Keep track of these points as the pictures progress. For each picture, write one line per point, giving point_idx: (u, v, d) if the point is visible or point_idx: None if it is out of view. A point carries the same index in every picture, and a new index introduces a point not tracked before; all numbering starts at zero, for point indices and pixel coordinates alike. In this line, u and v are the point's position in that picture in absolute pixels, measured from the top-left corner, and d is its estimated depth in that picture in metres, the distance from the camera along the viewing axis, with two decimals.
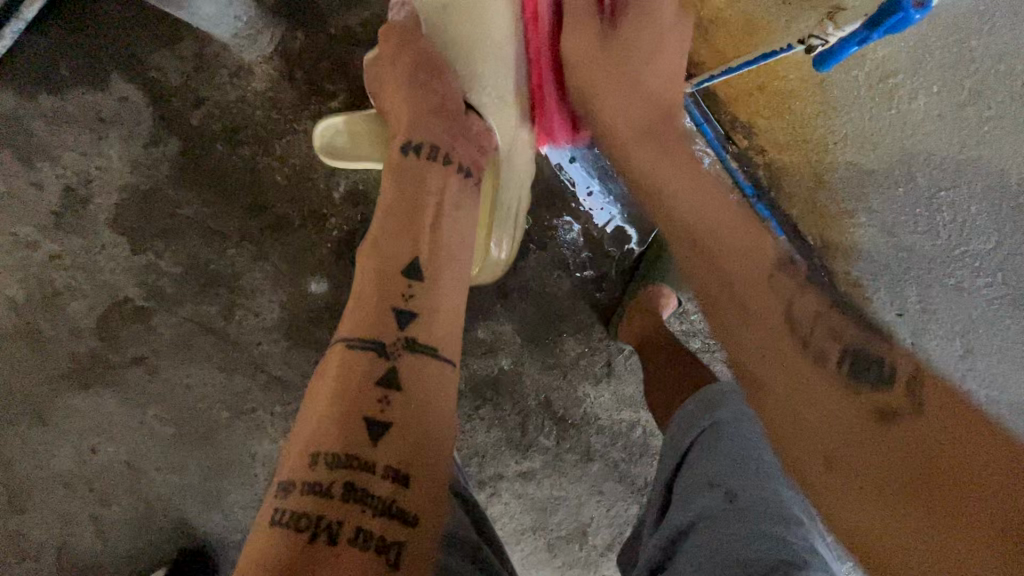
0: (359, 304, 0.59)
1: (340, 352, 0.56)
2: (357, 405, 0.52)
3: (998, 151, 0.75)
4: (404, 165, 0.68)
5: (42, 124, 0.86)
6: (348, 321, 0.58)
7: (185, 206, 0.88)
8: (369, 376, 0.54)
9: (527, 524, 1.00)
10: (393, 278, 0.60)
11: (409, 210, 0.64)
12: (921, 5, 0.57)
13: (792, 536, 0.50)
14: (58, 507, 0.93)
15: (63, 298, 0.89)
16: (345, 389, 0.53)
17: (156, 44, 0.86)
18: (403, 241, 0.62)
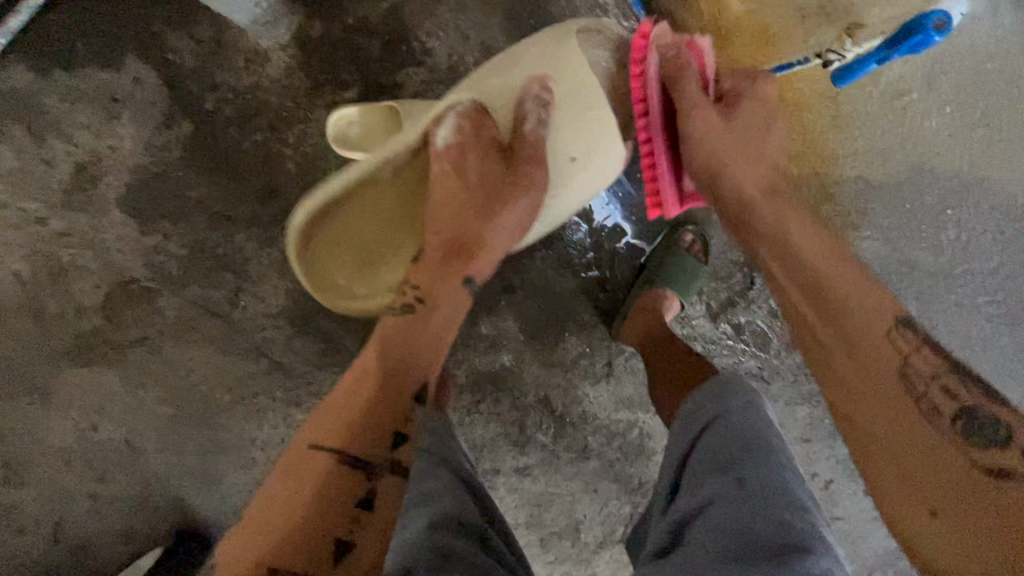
0: (345, 415, 0.60)
1: (319, 453, 0.58)
2: (329, 511, 0.55)
3: (1007, 171, 0.76)
4: (444, 274, 0.68)
5: (55, 101, 0.86)
6: (332, 430, 0.59)
7: (196, 189, 0.89)
8: (347, 494, 0.56)
9: (521, 518, 1.02)
10: (400, 398, 0.62)
11: (423, 342, 0.66)
12: (940, 27, 0.61)
13: (800, 518, 0.50)
14: (56, 483, 0.94)
15: (69, 275, 0.90)
16: (325, 490, 0.56)
17: (173, 26, 0.86)
18: (408, 366, 0.64)
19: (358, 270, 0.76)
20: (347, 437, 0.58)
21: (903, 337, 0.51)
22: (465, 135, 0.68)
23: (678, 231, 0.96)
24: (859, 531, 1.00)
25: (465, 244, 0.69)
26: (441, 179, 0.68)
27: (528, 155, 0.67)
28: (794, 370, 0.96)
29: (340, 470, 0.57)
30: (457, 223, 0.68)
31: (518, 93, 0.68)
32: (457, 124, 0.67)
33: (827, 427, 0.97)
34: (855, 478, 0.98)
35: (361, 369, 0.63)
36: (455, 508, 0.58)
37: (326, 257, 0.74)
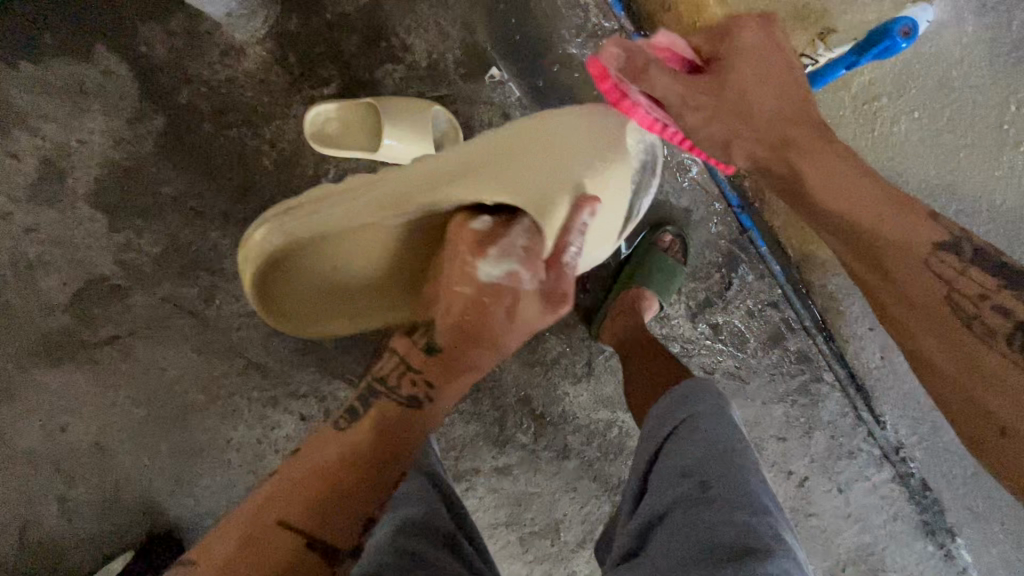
0: (331, 488, 0.51)
1: (281, 531, 0.49)
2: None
3: (971, 176, 0.77)
4: (451, 375, 0.58)
5: (21, 92, 0.83)
6: (305, 503, 0.50)
7: (169, 185, 0.87)
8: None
9: (501, 518, 1.01)
10: (380, 480, 0.53)
11: (417, 425, 0.57)
12: (906, 34, 0.68)
13: (758, 521, 0.51)
14: (23, 486, 0.91)
15: (36, 272, 0.87)
16: (282, 567, 0.48)
17: (145, 18, 0.83)
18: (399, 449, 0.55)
19: (331, 315, 0.68)
20: (319, 518, 0.49)
21: (942, 262, 0.55)
22: (494, 242, 0.56)
23: (657, 231, 0.95)
24: (832, 528, 1.02)
25: (470, 351, 0.57)
26: (461, 287, 0.56)
27: (559, 286, 0.60)
28: (770, 369, 0.98)
29: (301, 553, 0.48)
30: (468, 327, 0.57)
31: (568, 202, 0.61)
32: (494, 229, 0.57)
33: (802, 425, 0.99)
34: (828, 476, 1.00)
35: (350, 434, 0.54)
36: (424, 513, 0.58)
37: (296, 294, 0.64)
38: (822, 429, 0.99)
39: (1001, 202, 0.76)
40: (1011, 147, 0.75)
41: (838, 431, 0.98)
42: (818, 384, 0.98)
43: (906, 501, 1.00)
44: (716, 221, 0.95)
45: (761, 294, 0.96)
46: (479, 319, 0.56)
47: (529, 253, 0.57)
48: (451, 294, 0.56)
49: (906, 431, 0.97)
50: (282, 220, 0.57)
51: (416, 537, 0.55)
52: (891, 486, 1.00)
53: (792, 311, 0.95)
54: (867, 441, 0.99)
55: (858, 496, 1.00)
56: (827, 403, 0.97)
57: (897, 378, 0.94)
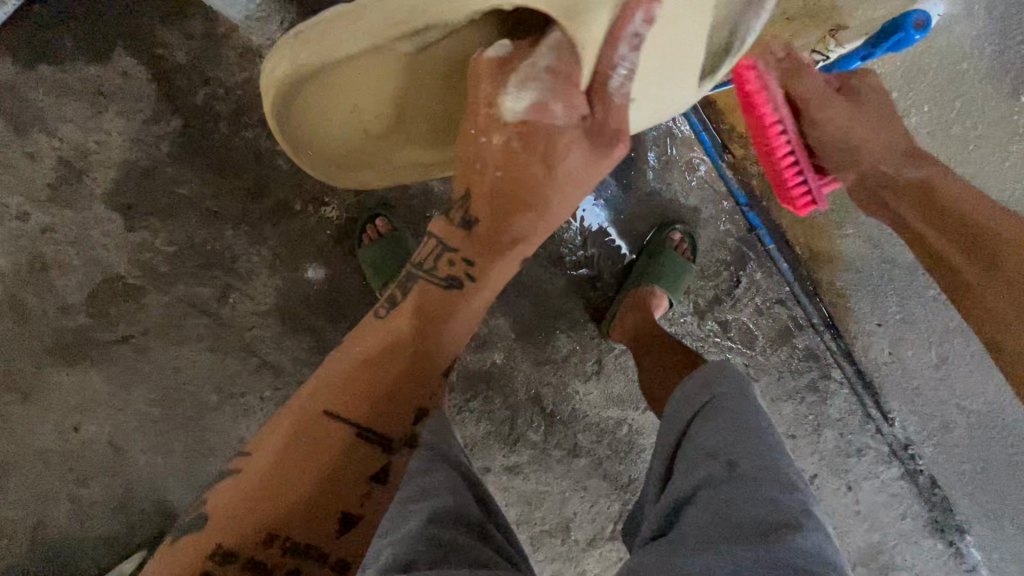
0: (368, 379, 0.50)
1: (328, 420, 0.48)
2: (332, 484, 0.48)
3: (979, 168, 0.79)
4: (495, 251, 0.52)
5: (41, 94, 0.85)
6: (348, 394, 0.49)
7: (184, 185, 0.88)
8: (361, 470, 0.49)
9: (511, 517, 1.02)
10: (420, 376, 0.51)
11: (460, 299, 0.53)
12: (920, 26, 0.65)
13: (788, 498, 0.52)
14: (36, 485, 0.92)
15: (52, 272, 0.88)
16: (332, 465, 0.48)
17: (163, 22, 0.85)
18: (450, 314, 0.53)
19: (384, 176, 0.63)
20: (365, 410, 0.49)
21: None
22: (546, 123, 0.47)
23: (666, 230, 0.97)
24: (842, 526, 1.02)
25: (522, 206, 0.50)
26: (491, 168, 0.49)
27: (610, 124, 0.49)
28: (779, 366, 0.98)
29: (353, 441, 0.48)
30: (513, 188, 0.50)
31: (608, 19, 0.43)
32: (528, 88, 0.46)
33: (810, 423, 1.00)
34: (838, 473, 1.00)
35: (383, 331, 0.52)
36: (454, 503, 0.58)
37: (326, 123, 0.52)
38: (830, 426, 0.99)
39: (1008, 193, 0.79)
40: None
41: (846, 428, 0.99)
42: (826, 381, 0.98)
43: (915, 499, 1.00)
44: (724, 220, 0.97)
45: (770, 291, 0.97)
46: (518, 195, 0.50)
47: (594, 147, 0.49)
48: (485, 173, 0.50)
49: (914, 428, 0.98)
50: (282, 56, 0.46)
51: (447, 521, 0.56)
52: (901, 484, 1.00)
53: (800, 309, 0.97)
54: (876, 438, 0.99)
55: (867, 493, 1.01)
56: (835, 400, 0.98)
57: (906, 375, 0.95)
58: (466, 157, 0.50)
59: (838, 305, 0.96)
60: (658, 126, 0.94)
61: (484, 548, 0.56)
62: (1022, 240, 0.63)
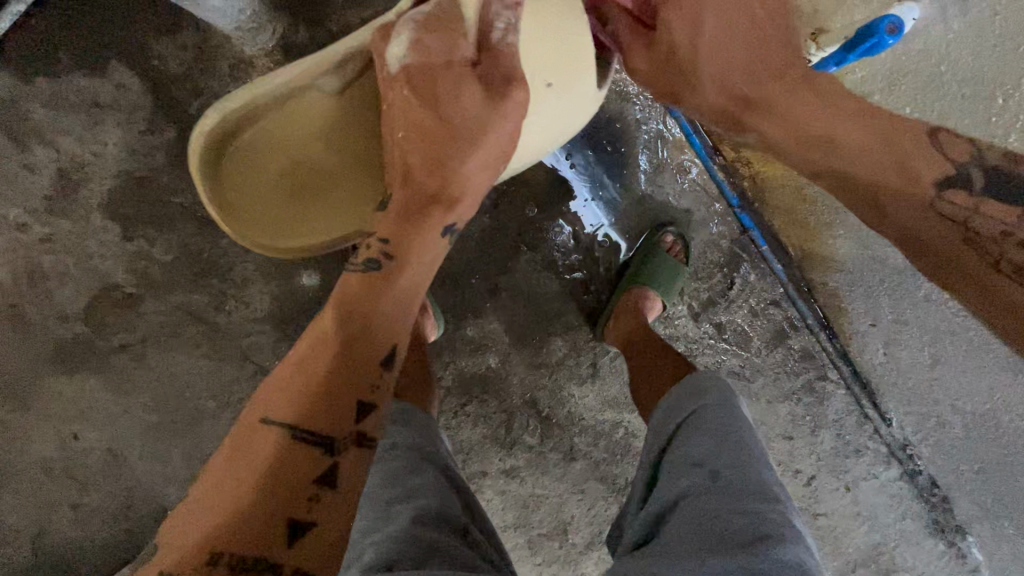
0: (306, 374, 0.51)
1: (267, 425, 0.49)
2: (280, 487, 0.46)
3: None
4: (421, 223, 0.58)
5: (37, 107, 0.86)
6: (287, 399, 0.49)
7: (180, 194, 0.89)
8: (308, 470, 0.47)
9: (509, 521, 1.02)
10: (363, 362, 0.52)
11: (389, 285, 0.56)
12: (893, 31, 0.70)
13: (770, 509, 0.52)
14: (36, 493, 0.93)
15: (51, 282, 0.89)
16: (278, 463, 0.47)
17: (157, 34, 0.86)
18: (376, 308, 0.55)
19: (288, 221, 0.66)
20: (302, 408, 0.49)
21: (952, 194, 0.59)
22: (425, 60, 0.55)
23: (658, 232, 0.97)
24: (841, 527, 1.01)
25: (440, 178, 0.58)
26: (411, 132, 0.56)
27: (502, 75, 0.56)
28: (775, 368, 0.98)
29: (292, 441, 0.47)
30: (429, 134, 0.56)
31: (478, 4, 0.55)
32: (413, 37, 0.54)
33: (808, 424, 0.99)
34: (836, 474, 1.00)
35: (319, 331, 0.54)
36: (438, 504, 0.59)
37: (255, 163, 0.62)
38: (827, 427, 0.99)
39: None
40: (1000, 138, 0.77)
41: (844, 428, 0.99)
42: (823, 382, 0.98)
43: (915, 499, 1.00)
44: (716, 222, 0.97)
45: (764, 293, 0.97)
46: (433, 140, 0.56)
47: (492, 90, 0.56)
48: (398, 119, 0.56)
49: (912, 427, 0.98)
50: (238, 96, 0.58)
51: (436, 529, 0.56)
52: (900, 484, 1.00)
53: (795, 310, 0.97)
54: (874, 439, 0.99)
55: (866, 494, 1.00)
56: (832, 401, 0.98)
57: (901, 375, 0.96)
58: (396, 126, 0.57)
59: (832, 305, 0.96)
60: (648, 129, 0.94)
61: (471, 555, 0.57)
62: (943, 183, 0.60)
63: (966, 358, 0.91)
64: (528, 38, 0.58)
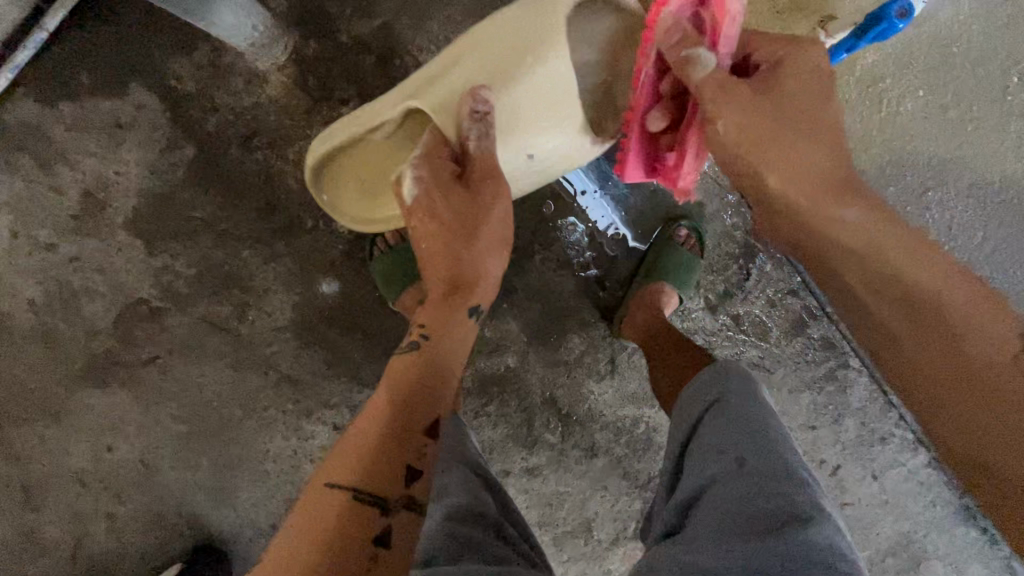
0: (358, 443, 0.56)
1: (331, 489, 0.53)
2: (342, 552, 0.51)
3: (982, 150, 0.79)
4: (453, 307, 0.65)
5: (62, 130, 0.88)
6: (343, 464, 0.54)
7: (201, 209, 0.91)
8: (366, 529, 0.52)
9: (533, 519, 1.02)
10: (412, 435, 0.57)
11: (430, 370, 0.61)
12: (903, 16, 0.68)
13: (799, 493, 0.51)
14: (74, 504, 0.95)
15: (81, 299, 0.92)
16: (341, 521, 0.51)
17: (173, 54, 0.88)
18: (422, 389, 0.60)
19: (364, 219, 0.79)
20: (358, 471, 0.53)
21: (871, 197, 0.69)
22: (427, 180, 0.63)
23: (672, 226, 0.98)
24: (869, 515, 1.00)
25: (461, 274, 0.65)
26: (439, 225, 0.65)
27: (486, 166, 0.65)
28: (795, 357, 0.98)
29: (354, 502, 0.52)
30: (442, 232, 0.64)
31: (454, 109, 0.66)
32: (416, 172, 0.63)
33: (831, 413, 0.98)
34: (861, 463, 0.99)
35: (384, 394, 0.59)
36: (467, 500, 0.60)
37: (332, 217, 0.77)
38: (851, 415, 0.98)
39: (1008, 172, 0.79)
40: (1017, 118, 0.79)
41: (868, 417, 0.98)
42: (844, 369, 0.97)
43: (944, 486, 0.99)
44: (729, 214, 0.97)
45: (781, 283, 0.96)
46: (450, 238, 0.63)
47: (476, 188, 0.64)
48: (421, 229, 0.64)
49: None
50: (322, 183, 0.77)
51: (467, 525, 0.58)
52: (928, 471, 0.99)
53: (813, 298, 0.96)
54: (900, 426, 0.98)
55: (893, 482, 0.99)
56: (855, 389, 0.97)
57: None
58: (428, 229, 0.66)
59: None
60: None
61: (502, 549, 0.58)
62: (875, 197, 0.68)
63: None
64: (519, 100, 0.67)
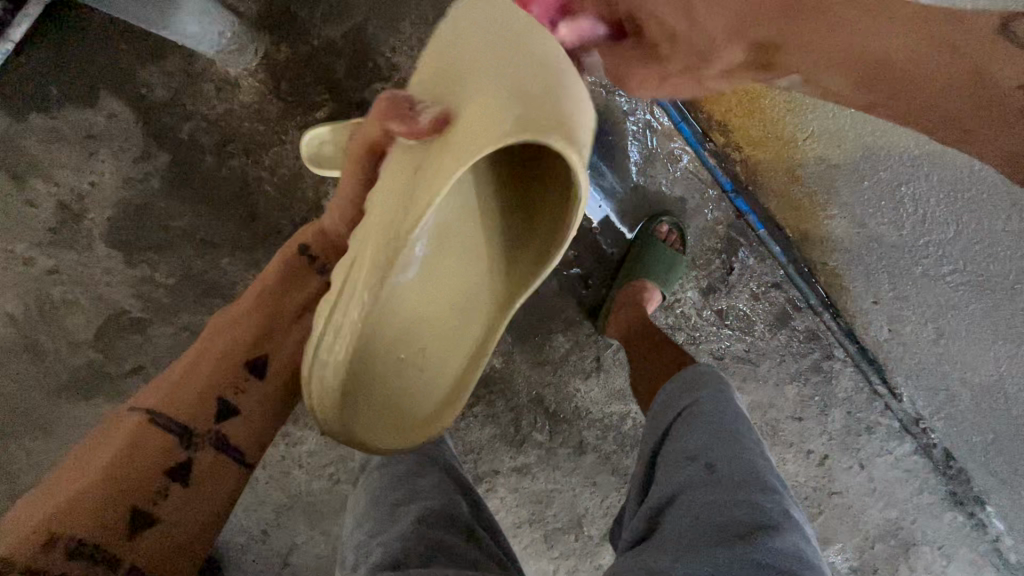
0: (163, 386, 0.53)
1: (135, 410, 0.51)
2: (110, 499, 0.46)
3: (949, 142, 0.87)
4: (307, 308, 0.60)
5: (32, 142, 0.87)
6: (152, 395, 0.52)
7: (178, 218, 0.90)
8: (126, 514, 0.46)
9: (524, 517, 1.02)
10: (182, 428, 0.51)
11: (229, 363, 0.55)
12: None
13: (767, 500, 0.52)
14: None
15: (61, 312, 0.91)
16: (125, 472, 0.47)
17: (143, 62, 0.87)
18: (210, 394, 0.53)
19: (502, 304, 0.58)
20: (159, 434, 0.50)
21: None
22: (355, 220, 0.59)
23: (654, 222, 0.97)
24: (858, 504, 1.01)
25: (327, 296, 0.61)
26: (248, 317, 0.58)
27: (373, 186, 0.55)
28: (780, 350, 0.98)
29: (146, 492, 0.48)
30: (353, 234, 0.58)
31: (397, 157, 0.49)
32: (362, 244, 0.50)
33: (818, 404, 0.99)
34: (848, 452, 0.99)
35: (77, 478, 0.47)
36: (443, 504, 0.60)
37: (382, 396, 0.54)
38: (837, 406, 0.98)
39: (979, 165, 0.87)
40: None
41: (854, 407, 0.98)
42: (829, 361, 0.97)
43: (930, 472, 1.00)
44: (711, 208, 0.97)
45: (764, 276, 0.96)
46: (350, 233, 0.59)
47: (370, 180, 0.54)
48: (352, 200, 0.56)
49: (922, 402, 0.98)
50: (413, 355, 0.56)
51: (442, 529, 0.57)
52: (914, 459, 1.00)
53: (797, 291, 0.96)
54: (885, 415, 0.99)
55: (881, 471, 1.00)
56: (840, 379, 0.97)
57: (908, 350, 0.96)
58: (205, 330, 0.59)
59: (834, 285, 0.96)
60: (636, 120, 0.94)
61: (480, 557, 0.57)
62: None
63: (966, 329, 0.94)
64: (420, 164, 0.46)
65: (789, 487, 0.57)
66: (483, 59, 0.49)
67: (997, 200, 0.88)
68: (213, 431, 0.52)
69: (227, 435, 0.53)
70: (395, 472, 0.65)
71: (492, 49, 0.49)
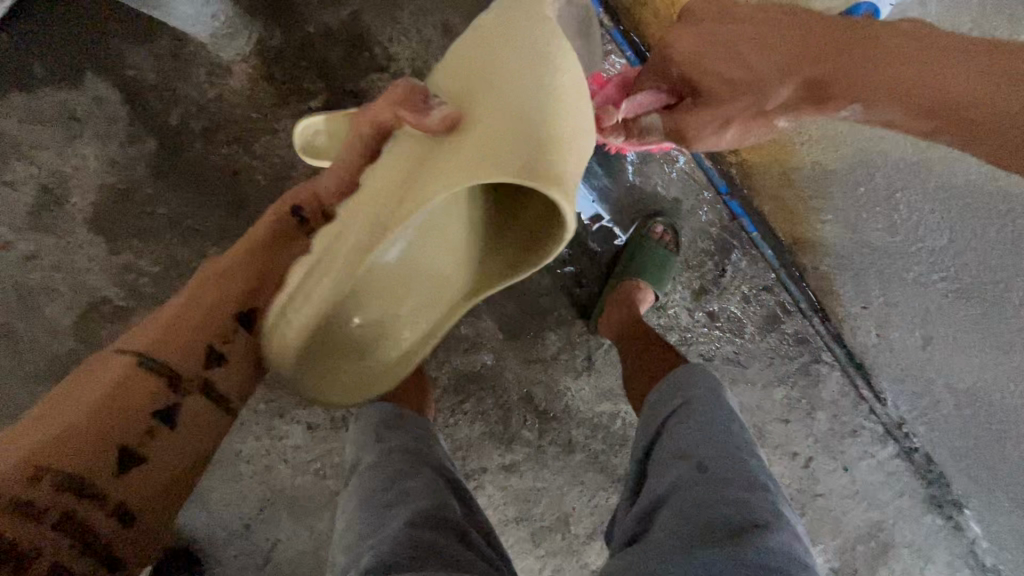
0: (158, 321, 0.47)
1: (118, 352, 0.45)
2: (109, 425, 0.41)
3: (946, 152, 0.90)
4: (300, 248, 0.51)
5: (13, 122, 0.84)
6: (145, 331, 0.46)
7: (165, 205, 0.88)
8: (119, 447, 0.41)
9: (510, 515, 1.02)
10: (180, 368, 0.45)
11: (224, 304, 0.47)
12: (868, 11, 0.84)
13: (758, 500, 0.53)
14: None
15: (39, 298, 0.88)
16: (119, 399, 0.42)
17: (131, 43, 0.85)
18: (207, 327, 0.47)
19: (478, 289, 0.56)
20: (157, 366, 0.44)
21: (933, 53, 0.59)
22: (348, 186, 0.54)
23: (648, 222, 0.97)
24: (841, 507, 1.02)
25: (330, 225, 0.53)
26: (242, 258, 0.50)
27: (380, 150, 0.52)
28: (769, 353, 0.98)
29: (139, 427, 0.42)
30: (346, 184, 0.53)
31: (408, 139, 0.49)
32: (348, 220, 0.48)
33: (805, 407, 0.99)
34: (833, 455, 1.01)
35: (67, 404, 0.42)
36: (433, 502, 0.59)
37: (333, 369, 0.53)
38: (824, 409, 1.00)
39: (973, 176, 0.90)
40: None
41: (840, 410, 0.99)
42: (817, 364, 0.99)
43: (911, 475, 1.02)
44: (705, 210, 0.97)
45: (755, 279, 0.97)
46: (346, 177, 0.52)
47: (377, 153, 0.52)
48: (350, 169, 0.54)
49: (906, 406, 1.00)
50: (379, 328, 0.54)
51: (432, 528, 0.56)
52: (896, 462, 1.01)
53: (787, 294, 0.97)
54: (869, 419, 1.00)
55: (864, 474, 1.01)
56: (827, 382, 0.98)
57: (894, 355, 0.98)
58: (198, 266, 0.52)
59: (824, 289, 0.96)
60: None
61: (470, 556, 0.56)
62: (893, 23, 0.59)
63: (952, 336, 0.95)
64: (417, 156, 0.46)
65: (780, 487, 0.57)
66: (500, 56, 0.50)
67: (992, 208, 0.91)
68: (205, 377, 0.46)
69: (218, 385, 0.47)
70: (385, 468, 0.64)
71: (510, 54, 0.50)
